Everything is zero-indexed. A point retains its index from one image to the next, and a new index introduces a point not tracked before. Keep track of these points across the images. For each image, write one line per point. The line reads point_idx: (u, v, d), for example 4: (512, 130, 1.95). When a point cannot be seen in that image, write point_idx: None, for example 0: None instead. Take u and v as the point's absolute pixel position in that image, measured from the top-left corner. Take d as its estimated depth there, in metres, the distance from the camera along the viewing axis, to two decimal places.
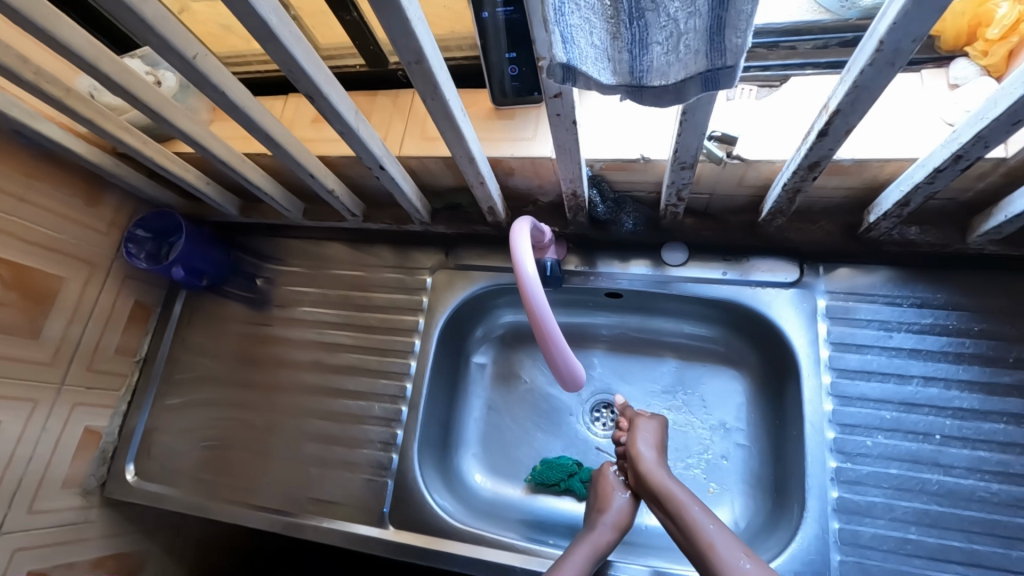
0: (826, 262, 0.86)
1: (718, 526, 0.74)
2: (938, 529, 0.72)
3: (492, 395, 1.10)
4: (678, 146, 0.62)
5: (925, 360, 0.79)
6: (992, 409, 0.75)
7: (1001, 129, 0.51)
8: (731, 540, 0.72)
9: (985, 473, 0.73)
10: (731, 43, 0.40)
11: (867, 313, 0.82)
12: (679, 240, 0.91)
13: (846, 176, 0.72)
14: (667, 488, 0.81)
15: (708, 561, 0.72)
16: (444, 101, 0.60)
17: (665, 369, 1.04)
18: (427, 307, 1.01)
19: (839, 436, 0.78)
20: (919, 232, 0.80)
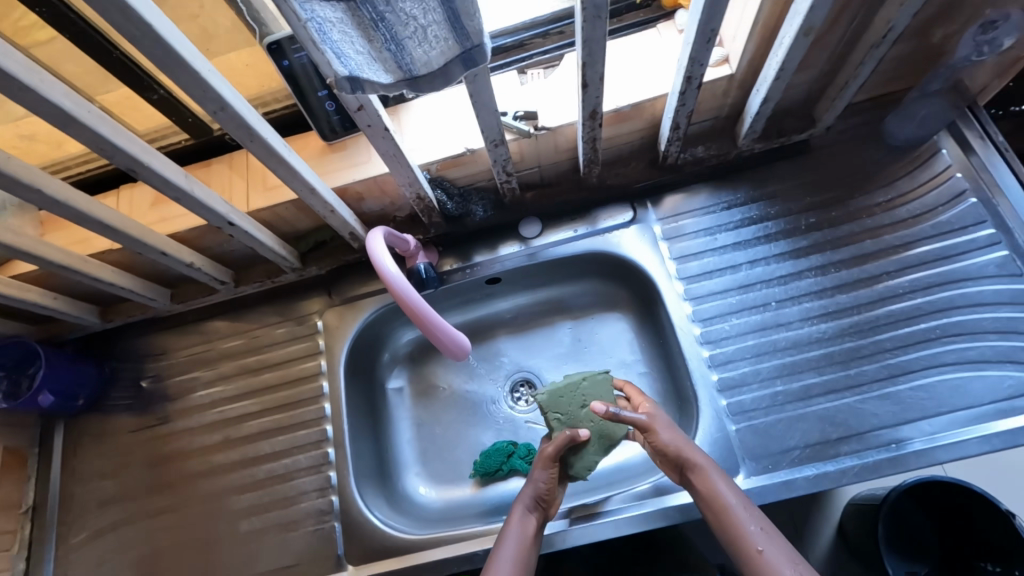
0: (649, 196, 1.02)
1: (765, 526, 0.71)
2: (796, 374, 0.86)
3: (417, 412, 1.13)
4: (482, 127, 0.72)
5: (745, 248, 0.96)
6: (802, 268, 0.93)
7: (702, 47, 0.66)
8: (780, 542, 0.70)
9: (813, 318, 0.89)
10: (470, 27, 0.50)
11: (693, 227, 0.99)
12: (531, 215, 1.03)
13: (631, 120, 0.86)
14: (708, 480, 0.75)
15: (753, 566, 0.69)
16: (264, 140, 0.65)
17: (562, 333, 1.14)
18: (326, 347, 1.03)
19: (704, 329, 0.92)
20: (705, 150, 0.96)
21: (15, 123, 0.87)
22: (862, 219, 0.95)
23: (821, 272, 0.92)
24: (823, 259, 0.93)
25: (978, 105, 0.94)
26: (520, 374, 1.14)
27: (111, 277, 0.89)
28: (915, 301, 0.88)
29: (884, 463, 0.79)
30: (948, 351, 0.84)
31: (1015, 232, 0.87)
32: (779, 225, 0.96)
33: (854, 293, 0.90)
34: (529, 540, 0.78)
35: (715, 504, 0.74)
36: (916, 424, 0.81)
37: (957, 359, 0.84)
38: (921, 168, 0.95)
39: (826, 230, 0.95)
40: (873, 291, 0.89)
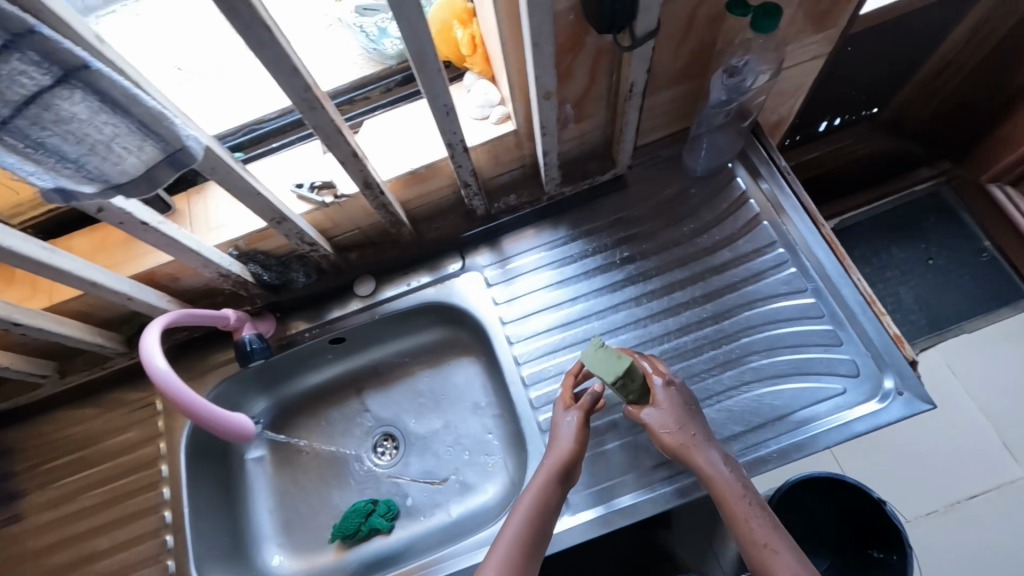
0: (475, 245, 1.06)
1: (779, 533, 0.70)
2: (612, 408, 0.90)
3: (277, 481, 1.11)
4: (254, 207, 0.74)
5: (568, 285, 1.00)
6: (619, 301, 0.97)
7: (445, 119, 0.70)
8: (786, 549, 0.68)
9: (628, 349, 0.94)
10: (166, 134, 0.56)
11: (520, 269, 1.02)
12: (365, 273, 1.05)
13: (430, 179, 0.90)
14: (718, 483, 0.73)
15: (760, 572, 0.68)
16: (5, 247, 0.64)
17: (419, 383, 1.16)
18: (166, 430, 1.01)
19: (530, 370, 0.95)
20: (517, 198, 0.98)
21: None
22: (672, 249, 1.00)
23: (635, 303, 0.97)
24: (637, 290, 0.98)
25: (763, 134, 1.02)
26: (382, 428, 1.15)
27: None
28: (719, 324, 0.93)
29: (695, 486, 0.84)
30: (749, 369, 0.89)
31: (800, 250, 0.93)
32: (598, 261, 1.01)
33: (665, 321, 0.95)
34: (547, 511, 0.74)
35: (732, 504, 0.72)
36: (720, 444, 0.86)
37: (755, 376, 0.89)
38: (720, 196, 1.02)
39: (639, 262, 1.00)
40: (682, 318, 0.95)
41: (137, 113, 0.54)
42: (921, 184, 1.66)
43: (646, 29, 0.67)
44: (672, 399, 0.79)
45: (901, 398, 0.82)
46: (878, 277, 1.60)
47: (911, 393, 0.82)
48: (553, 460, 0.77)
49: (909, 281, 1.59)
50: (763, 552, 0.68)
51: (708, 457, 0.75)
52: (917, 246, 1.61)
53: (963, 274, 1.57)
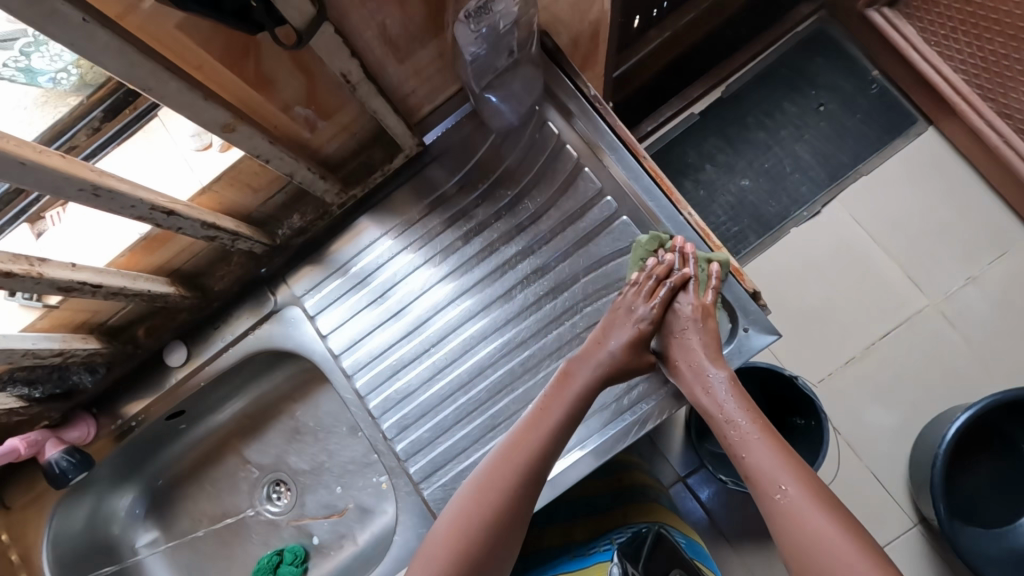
0: (286, 274, 0.92)
1: (800, 484, 0.63)
2: (464, 419, 0.84)
3: (178, 559, 1.06)
4: None
5: (396, 293, 0.90)
6: (462, 290, 0.89)
7: (98, 201, 0.54)
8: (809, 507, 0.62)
9: (470, 350, 0.86)
10: None
11: (348, 282, 0.91)
12: (172, 340, 0.91)
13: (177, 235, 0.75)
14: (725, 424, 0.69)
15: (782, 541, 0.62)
16: None
17: (293, 421, 1.08)
18: (22, 560, 0.93)
19: (378, 399, 0.87)
20: (300, 218, 0.84)
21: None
22: (495, 224, 0.89)
23: (470, 295, 0.88)
24: (470, 280, 0.89)
25: (562, 56, 0.85)
26: (269, 476, 1.09)
27: None
28: (558, 297, 0.85)
29: (614, 438, 0.77)
30: (595, 340, 0.83)
31: (627, 193, 0.83)
32: (425, 255, 0.90)
33: (504, 307, 0.87)
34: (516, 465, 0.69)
35: (723, 418, 0.70)
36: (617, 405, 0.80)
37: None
38: (534, 148, 0.89)
39: (471, 244, 0.90)
40: (522, 298, 0.86)
41: None
42: (802, 23, 1.44)
43: (304, 18, 0.51)
44: (707, 328, 0.74)
45: (745, 336, 0.76)
46: (772, 138, 1.40)
47: (756, 328, 0.76)
48: (539, 410, 0.73)
49: (805, 133, 1.40)
50: (782, 504, 0.63)
51: (715, 397, 0.71)
52: (806, 94, 1.41)
53: (856, 115, 1.39)
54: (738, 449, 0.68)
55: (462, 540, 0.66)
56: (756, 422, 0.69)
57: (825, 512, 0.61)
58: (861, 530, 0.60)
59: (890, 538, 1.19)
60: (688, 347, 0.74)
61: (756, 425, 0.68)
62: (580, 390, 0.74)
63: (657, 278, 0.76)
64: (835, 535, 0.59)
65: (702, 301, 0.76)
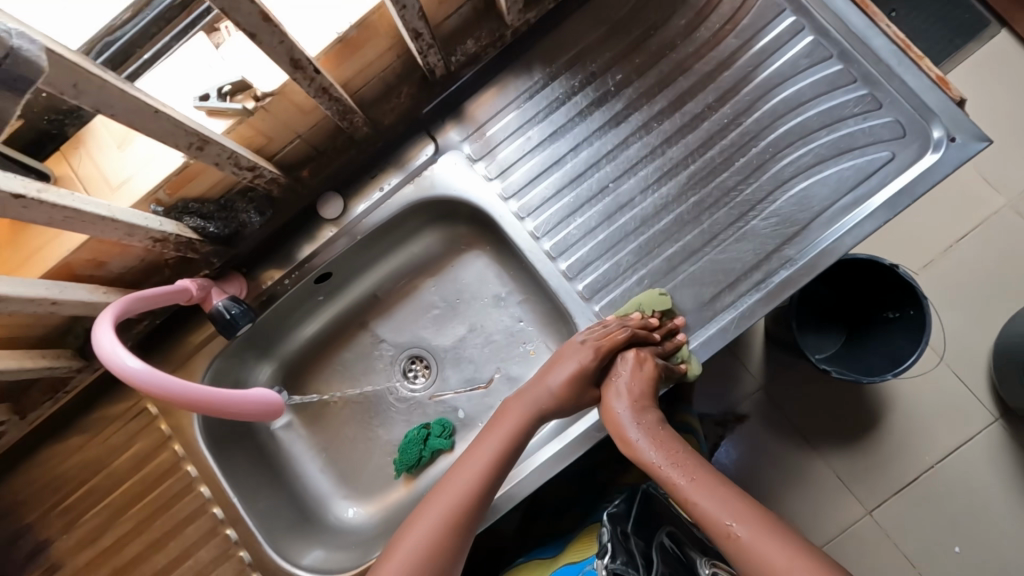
0: (446, 116, 0.87)
1: (750, 528, 0.61)
2: (654, 251, 0.81)
3: (318, 439, 1.03)
4: (158, 137, 0.54)
5: (564, 135, 0.85)
6: (626, 136, 0.84)
7: None
8: (762, 537, 0.60)
9: (652, 185, 0.82)
10: None
11: (501, 132, 0.86)
12: (327, 191, 0.87)
13: (369, 43, 0.70)
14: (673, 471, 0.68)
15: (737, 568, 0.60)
16: None
17: (429, 294, 1.04)
18: (175, 431, 0.89)
19: (552, 242, 0.83)
20: (474, 43, 0.80)
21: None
22: (667, 56, 0.84)
23: (645, 131, 0.83)
24: (644, 115, 0.84)
25: None
26: (406, 353, 1.05)
27: None
28: (745, 122, 0.82)
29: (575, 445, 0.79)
30: (790, 163, 0.80)
31: (816, 11, 0.80)
32: (594, 94, 0.85)
33: (686, 140, 0.82)
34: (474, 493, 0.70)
35: (660, 468, 0.69)
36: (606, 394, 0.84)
37: (794, 174, 0.80)
38: None
39: (635, 85, 0.84)
40: (705, 129, 0.82)
41: None
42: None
43: None
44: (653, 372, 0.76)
45: (954, 145, 0.74)
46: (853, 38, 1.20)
47: (965, 136, 0.74)
48: (499, 432, 0.74)
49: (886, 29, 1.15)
50: (735, 547, 0.61)
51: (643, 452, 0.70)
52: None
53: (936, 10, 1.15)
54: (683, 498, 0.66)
55: (451, 523, 0.67)
56: (695, 471, 0.67)
57: (778, 535, 0.60)
58: (818, 556, 0.58)
59: (907, 479, 1.09)
60: (619, 396, 0.74)
61: (696, 473, 0.67)
62: (560, 383, 0.76)
63: (632, 328, 0.75)
64: (790, 562, 0.57)
65: (648, 355, 0.76)
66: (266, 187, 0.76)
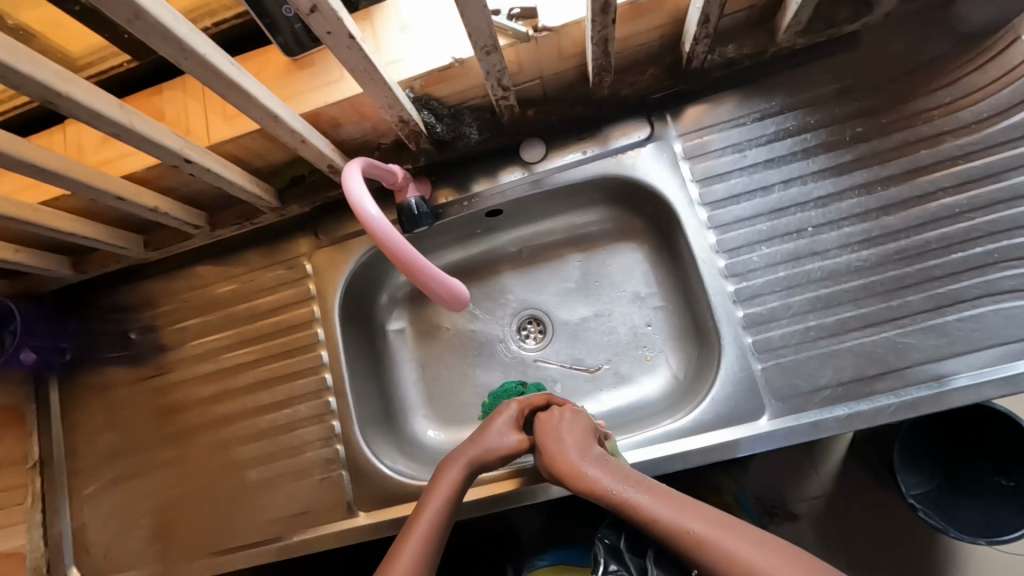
0: (670, 108, 0.88)
1: (706, 525, 0.58)
2: (833, 308, 0.78)
3: (421, 354, 1.08)
4: (469, 29, 0.59)
5: (780, 166, 0.83)
6: (844, 188, 0.81)
7: None
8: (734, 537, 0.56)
9: (853, 244, 0.80)
10: None
11: (719, 142, 0.85)
12: (533, 135, 0.90)
13: (650, 14, 0.73)
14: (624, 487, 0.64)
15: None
16: (200, 57, 0.53)
17: (571, 267, 1.05)
18: (318, 294, 0.96)
19: (729, 261, 0.82)
20: (736, 49, 0.80)
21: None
22: (915, 126, 0.81)
23: (867, 191, 0.81)
24: (870, 175, 0.81)
25: None
26: (526, 312, 1.07)
27: (69, 226, 0.81)
28: (979, 218, 0.77)
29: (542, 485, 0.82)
30: (1014, 276, 0.75)
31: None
32: (825, 137, 0.83)
33: (907, 215, 0.79)
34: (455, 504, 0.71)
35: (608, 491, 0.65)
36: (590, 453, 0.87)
37: (1014, 289, 0.74)
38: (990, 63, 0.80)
39: (873, 143, 0.82)
40: (933, 210, 0.79)
41: None
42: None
43: None
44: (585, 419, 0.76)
45: None
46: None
47: None
48: (463, 457, 0.74)
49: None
50: (702, 550, 0.56)
51: (588, 477, 0.67)
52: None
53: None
54: (638, 510, 0.61)
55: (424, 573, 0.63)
56: (645, 482, 0.64)
57: (748, 535, 0.56)
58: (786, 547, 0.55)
59: None
60: (555, 434, 0.73)
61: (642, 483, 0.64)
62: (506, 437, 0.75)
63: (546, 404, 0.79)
64: (762, 554, 0.54)
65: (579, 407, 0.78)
66: (497, 111, 0.81)
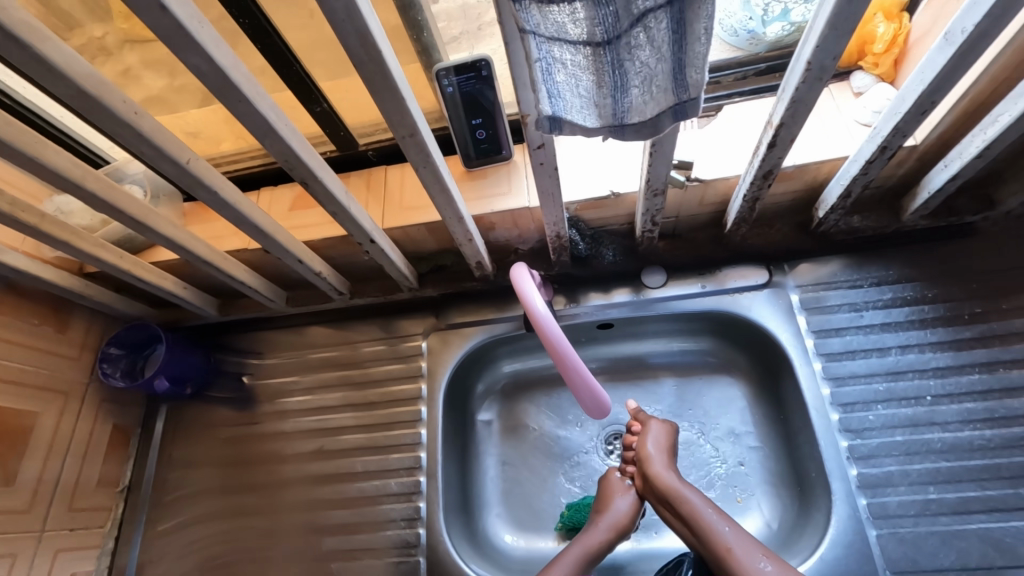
0: (789, 260, 0.94)
1: (737, 533, 0.74)
2: (954, 484, 0.77)
3: (505, 450, 1.08)
4: (650, 175, 0.68)
5: (897, 331, 0.87)
6: (964, 363, 0.83)
7: (914, 119, 0.61)
8: (749, 543, 0.73)
9: (976, 422, 0.80)
10: (692, 78, 0.46)
11: (837, 298, 0.90)
12: (656, 263, 0.98)
13: (790, 181, 0.82)
14: (696, 514, 0.77)
15: (727, 565, 0.72)
16: (436, 167, 0.64)
17: (665, 391, 1.06)
18: (427, 372, 1.01)
19: (843, 415, 0.84)
20: (861, 220, 0.89)
21: (200, 113, 0.89)
22: None
23: (988, 370, 0.82)
24: (990, 355, 0.83)
25: None
26: (612, 428, 1.08)
27: (241, 275, 0.92)
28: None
29: None
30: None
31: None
32: (944, 311, 0.87)
33: None
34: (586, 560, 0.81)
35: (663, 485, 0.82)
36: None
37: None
38: None
39: (997, 324, 0.84)
40: None
41: (685, 48, 0.45)
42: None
43: None
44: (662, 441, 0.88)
45: None
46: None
47: None
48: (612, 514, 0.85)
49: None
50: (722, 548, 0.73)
51: (659, 469, 0.84)
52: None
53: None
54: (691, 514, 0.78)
55: None
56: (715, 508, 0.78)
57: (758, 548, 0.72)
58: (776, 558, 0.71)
59: None
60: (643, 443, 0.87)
61: (707, 501, 0.79)
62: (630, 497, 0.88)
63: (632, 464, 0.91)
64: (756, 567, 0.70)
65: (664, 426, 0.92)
66: (636, 237, 0.91)
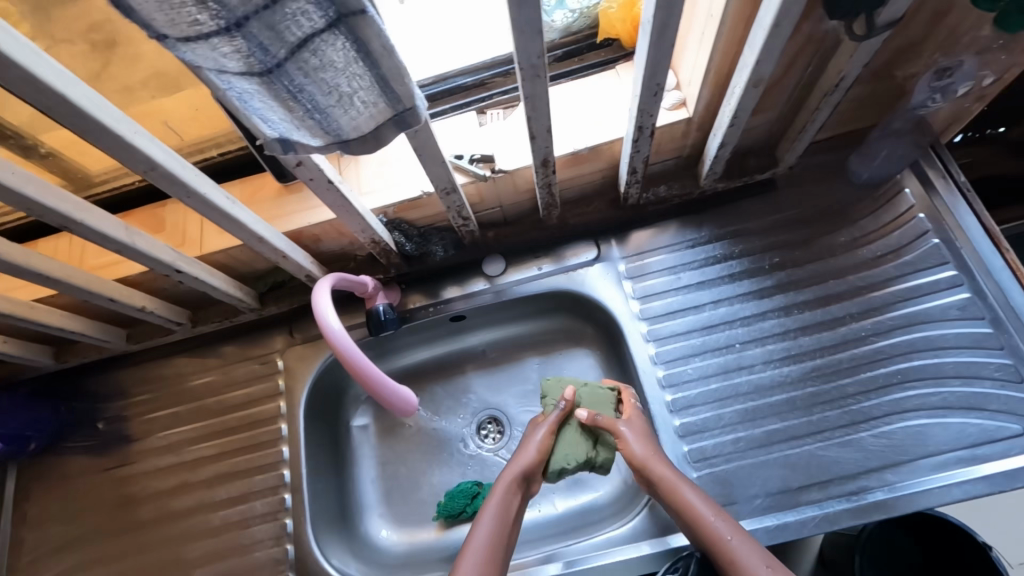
0: (614, 234, 1.00)
1: (738, 537, 0.71)
2: (759, 420, 0.85)
3: (382, 451, 1.10)
4: (431, 176, 0.71)
5: (710, 288, 0.94)
6: (765, 309, 0.92)
7: (650, 100, 0.65)
8: (752, 547, 0.69)
9: (776, 361, 0.88)
10: (396, 89, 0.49)
11: (657, 264, 0.97)
12: (494, 252, 1.02)
13: (591, 162, 0.87)
14: (695, 516, 0.73)
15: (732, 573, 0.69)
16: (201, 195, 0.63)
17: (530, 369, 1.12)
18: (286, 389, 1.01)
19: (667, 372, 0.91)
20: (667, 190, 0.95)
21: None
22: (825, 258, 0.93)
23: (785, 313, 0.91)
24: (788, 299, 0.91)
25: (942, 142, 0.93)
26: (485, 412, 1.12)
27: (59, 321, 0.88)
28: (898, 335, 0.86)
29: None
30: (928, 396, 0.82)
31: (976, 275, 0.86)
32: (748, 263, 0.95)
33: (823, 334, 0.89)
34: (509, 522, 0.77)
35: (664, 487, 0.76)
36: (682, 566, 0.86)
37: (927, 406, 0.82)
38: (884, 209, 0.94)
39: (792, 271, 0.93)
40: (846, 333, 0.88)
41: (376, 63, 0.46)
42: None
43: (891, 17, 0.61)
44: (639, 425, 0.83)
45: None
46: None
47: None
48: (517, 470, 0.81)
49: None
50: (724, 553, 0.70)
51: (659, 468, 0.78)
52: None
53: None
54: (689, 517, 0.73)
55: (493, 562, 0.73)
56: (717, 508, 0.74)
57: (756, 549, 0.69)
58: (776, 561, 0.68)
59: None
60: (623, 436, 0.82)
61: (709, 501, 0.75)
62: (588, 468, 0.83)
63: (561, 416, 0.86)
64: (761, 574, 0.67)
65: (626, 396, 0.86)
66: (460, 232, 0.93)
